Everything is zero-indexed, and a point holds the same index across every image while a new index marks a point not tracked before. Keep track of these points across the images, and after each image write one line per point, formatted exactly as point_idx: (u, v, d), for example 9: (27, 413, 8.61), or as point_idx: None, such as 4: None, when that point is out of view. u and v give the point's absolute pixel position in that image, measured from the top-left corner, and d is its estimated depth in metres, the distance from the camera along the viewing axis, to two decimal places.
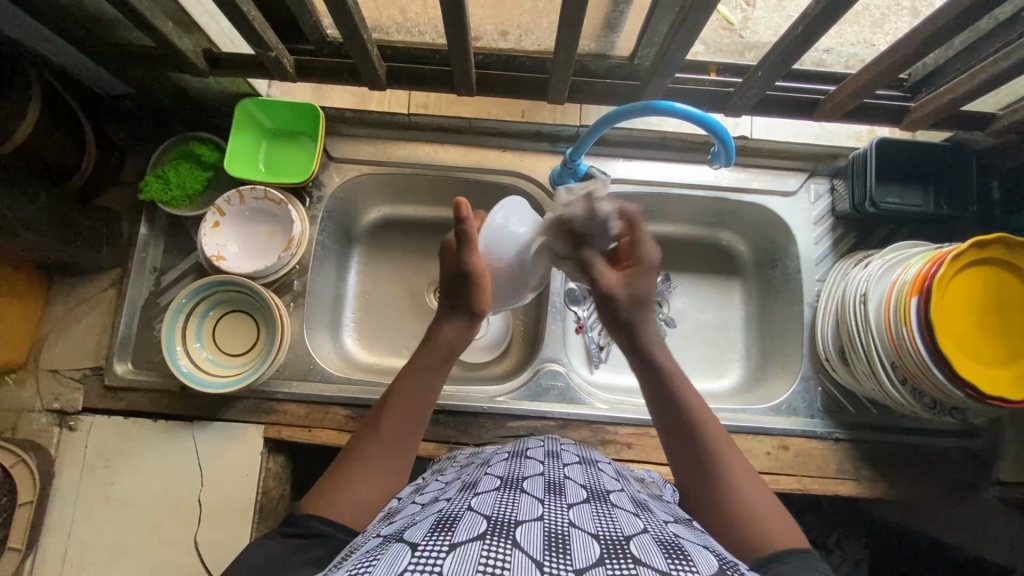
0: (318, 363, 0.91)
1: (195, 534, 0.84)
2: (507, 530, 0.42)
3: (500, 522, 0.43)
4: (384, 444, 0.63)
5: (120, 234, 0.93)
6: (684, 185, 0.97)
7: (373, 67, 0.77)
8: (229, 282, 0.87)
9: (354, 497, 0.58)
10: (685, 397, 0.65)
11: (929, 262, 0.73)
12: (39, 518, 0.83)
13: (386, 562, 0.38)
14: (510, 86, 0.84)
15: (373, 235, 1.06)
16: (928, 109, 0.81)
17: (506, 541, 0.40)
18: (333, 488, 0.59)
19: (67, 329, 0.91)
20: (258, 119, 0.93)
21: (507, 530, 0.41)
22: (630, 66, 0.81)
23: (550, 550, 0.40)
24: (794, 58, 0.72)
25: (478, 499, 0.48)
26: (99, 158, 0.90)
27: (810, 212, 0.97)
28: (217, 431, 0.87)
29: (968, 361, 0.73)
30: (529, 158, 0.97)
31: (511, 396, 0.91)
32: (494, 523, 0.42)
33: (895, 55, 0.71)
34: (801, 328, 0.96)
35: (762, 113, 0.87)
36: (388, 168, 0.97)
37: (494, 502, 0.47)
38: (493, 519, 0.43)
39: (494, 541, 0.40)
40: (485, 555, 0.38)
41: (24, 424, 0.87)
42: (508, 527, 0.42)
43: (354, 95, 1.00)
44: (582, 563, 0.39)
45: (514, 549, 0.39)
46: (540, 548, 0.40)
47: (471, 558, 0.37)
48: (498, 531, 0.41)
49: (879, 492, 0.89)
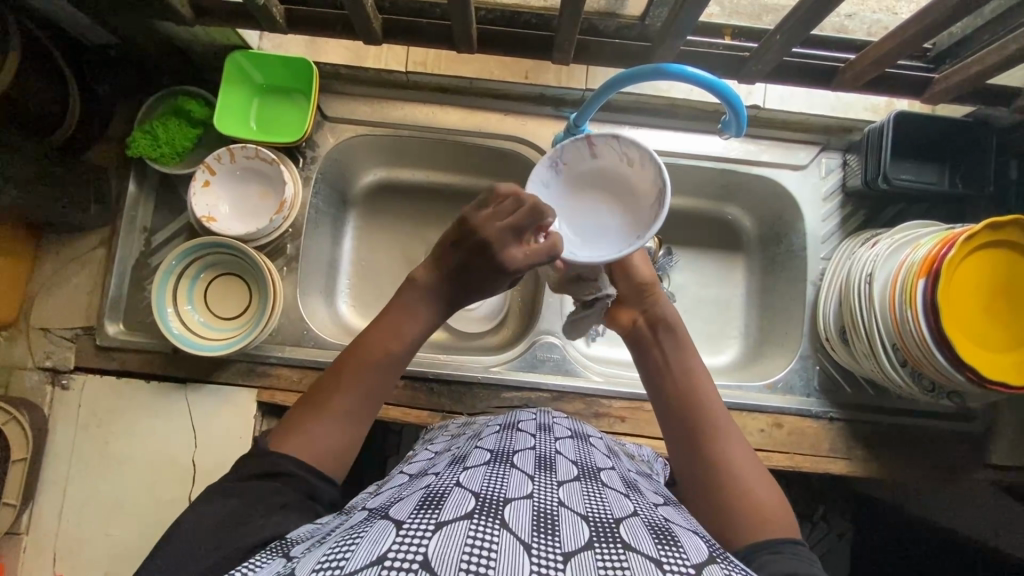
0: (312, 328, 0.90)
1: (189, 493, 0.84)
2: (495, 509, 0.41)
3: (489, 500, 0.42)
4: (348, 390, 0.59)
5: (109, 191, 0.91)
6: (691, 156, 0.94)
7: (368, 19, 0.72)
8: (219, 244, 0.85)
9: (321, 442, 0.57)
10: (690, 373, 0.67)
11: (940, 244, 0.71)
12: (33, 476, 0.83)
13: (370, 539, 0.37)
14: (513, 44, 0.79)
15: (368, 200, 1.03)
16: (952, 81, 0.77)
17: (494, 520, 0.39)
18: (297, 419, 0.58)
19: (56, 287, 0.90)
20: (249, 74, 0.89)
21: (496, 509, 0.41)
22: (640, 26, 0.77)
23: (539, 531, 0.39)
24: (816, 22, 0.68)
25: (467, 474, 0.47)
26: (85, 111, 0.86)
27: (820, 187, 0.94)
28: (210, 393, 0.87)
29: (975, 348, 0.71)
30: (532, 123, 0.93)
31: (506, 367, 0.90)
32: (482, 500, 0.42)
33: (924, 21, 0.66)
34: (804, 308, 0.94)
35: (777, 81, 0.83)
36: (385, 129, 0.94)
37: (483, 478, 0.46)
38: (482, 497, 0.42)
39: (482, 521, 0.39)
40: (471, 535, 0.37)
41: (16, 381, 0.87)
42: (496, 506, 0.41)
43: (349, 51, 0.95)
44: (570, 546, 0.39)
45: (502, 530, 0.38)
46: (530, 529, 0.39)
47: (457, 539, 0.37)
48: (486, 510, 0.40)
49: (871, 472, 0.89)
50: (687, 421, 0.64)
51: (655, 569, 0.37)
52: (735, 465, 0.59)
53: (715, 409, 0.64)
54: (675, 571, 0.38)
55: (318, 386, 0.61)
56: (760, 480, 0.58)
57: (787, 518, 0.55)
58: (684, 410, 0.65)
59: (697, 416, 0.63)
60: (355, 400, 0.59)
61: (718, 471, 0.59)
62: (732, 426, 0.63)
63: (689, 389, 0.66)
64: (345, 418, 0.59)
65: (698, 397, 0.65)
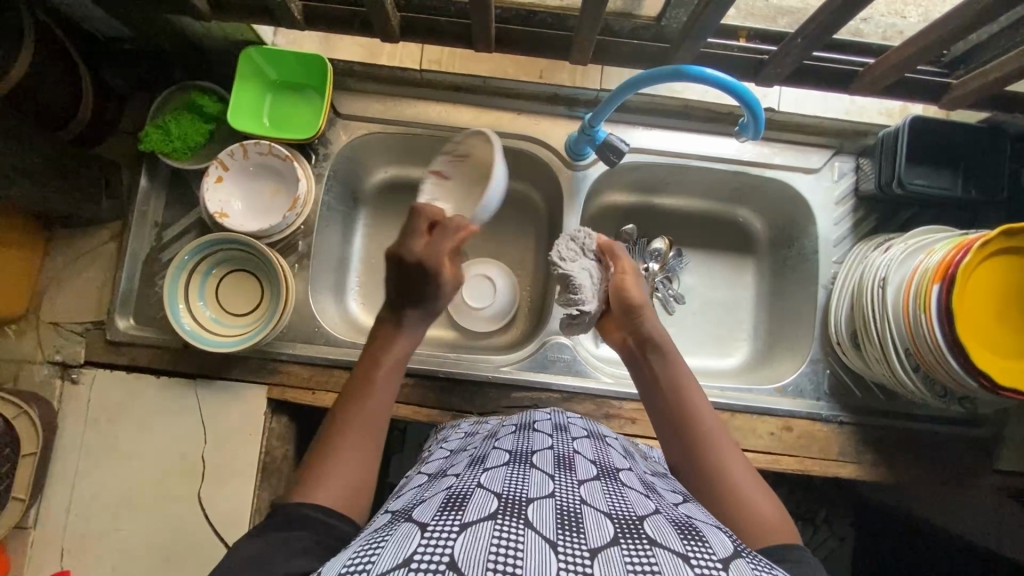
0: (322, 326, 0.90)
1: (199, 490, 0.84)
2: (518, 509, 0.41)
3: (511, 500, 0.42)
4: (354, 429, 0.63)
5: (121, 185, 0.90)
6: (704, 158, 0.94)
7: (386, 16, 0.72)
8: (231, 241, 0.84)
9: (344, 482, 0.59)
10: (684, 381, 0.70)
11: (955, 249, 0.71)
12: (43, 470, 0.83)
13: (395, 543, 0.37)
14: (530, 44, 0.79)
15: (379, 197, 1.03)
16: (971, 86, 0.76)
17: (518, 520, 0.39)
18: (320, 466, 0.60)
19: (67, 281, 0.90)
20: (263, 69, 0.88)
21: (519, 509, 0.41)
22: (657, 27, 0.76)
23: (564, 529, 0.39)
24: (838, 25, 0.68)
25: (488, 475, 0.47)
26: (98, 105, 0.86)
27: (832, 191, 0.94)
28: (221, 389, 0.86)
29: (988, 352, 0.71)
30: (545, 123, 0.93)
31: (516, 367, 0.90)
32: (505, 501, 0.42)
33: (948, 26, 0.66)
34: (814, 311, 0.94)
35: (794, 84, 0.83)
36: (398, 127, 0.94)
37: (504, 479, 0.46)
38: (504, 498, 0.42)
39: (506, 520, 0.39)
40: (497, 535, 0.37)
41: (26, 374, 0.87)
42: (519, 506, 0.41)
43: (364, 48, 0.95)
44: (597, 542, 0.39)
45: (527, 529, 0.38)
46: (555, 527, 0.39)
47: (482, 538, 0.37)
48: (509, 511, 0.40)
49: (880, 476, 0.89)
50: (681, 428, 0.66)
51: (684, 564, 0.37)
52: (730, 470, 0.60)
53: (703, 415, 0.66)
54: (703, 565, 0.38)
55: (330, 432, 0.63)
56: (757, 487, 0.59)
57: (787, 525, 0.56)
58: (679, 418, 0.67)
59: (691, 422, 0.66)
60: (364, 433, 0.64)
61: (711, 475, 0.61)
62: (728, 434, 0.65)
63: (683, 397, 0.69)
64: (366, 456, 0.62)
65: (686, 407, 0.67)
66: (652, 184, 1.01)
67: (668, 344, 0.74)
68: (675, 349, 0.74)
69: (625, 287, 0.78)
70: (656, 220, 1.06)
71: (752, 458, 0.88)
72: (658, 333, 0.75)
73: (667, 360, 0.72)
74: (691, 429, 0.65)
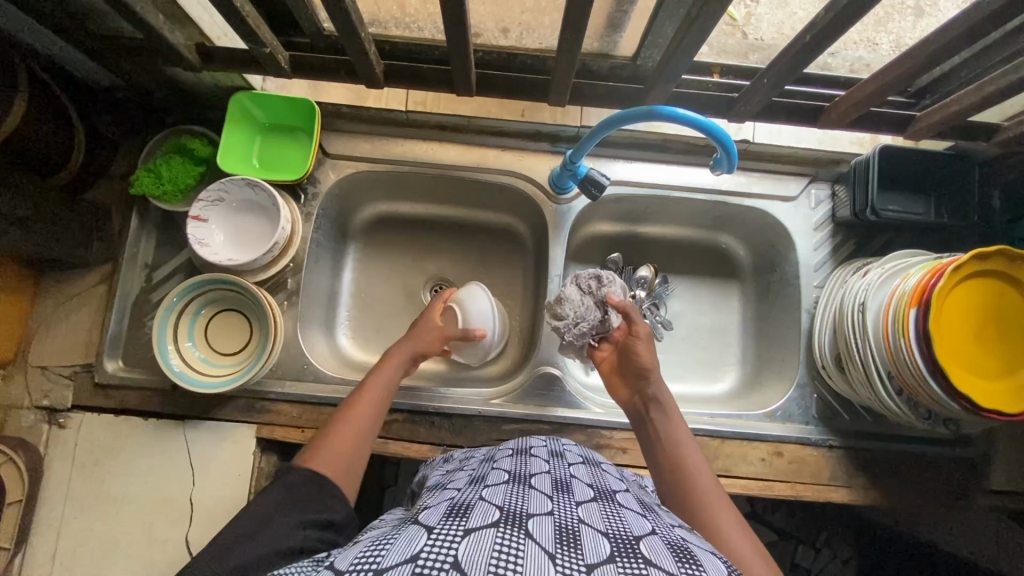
0: (311, 363, 0.90)
1: (186, 533, 0.83)
2: (519, 521, 0.43)
3: (512, 514, 0.43)
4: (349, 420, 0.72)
5: (111, 229, 0.92)
6: (684, 189, 0.96)
7: (371, 64, 0.74)
8: (218, 281, 0.85)
9: (337, 454, 0.68)
10: (677, 433, 0.72)
11: (929, 273, 0.73)
12: (29, 516, 0.82)
13: (403, 540, 0.39)
14: (509, 86, 0.82)
15: (368, 233, 1.05)
16: (933, 119, 0.80)
17: (520, 531, 0.41)
18: (327, 435, 0.70)
19: (56, 325, 0.90)
20: (253, 114, 0.91)
21: (520, 521, 0.42)
22: (633, 66, 0.79)
23: (562, 543, 0.40)
24: (802, 65, 0.71)
25: (490, 491, 0.49)
26: (90, 152, 0.88)
27: (810, 218, 0.96)
28: (209, 429, 0.86)
29: (968, 376, 0.73)
30: (528, 157, 0.96)
31: (505, 399, 0.90)
32: (507, 513, 0.43)
33: (905, 65, 0.69)
34: (799, 336, 0.95)
35: (766, 119, 0.86)
36: (386, 166, 0.96)
37: (505, 495, 0.48)
38: (506, 511, 0.44)
39: (508, 530, 0.41)
40: (499, 541, 0.39)
41: (12, 420, 0.86)
42: (521, 519, 0.43)
43: (352, 92, 0.99)
44: (593, 557, 0.39)
45: (528, 540, 0.40)
46: (551, 540, 0.41)
47: (485, 544, 0.38)
48: (511, 521, 0.42)
49: (873, 500, 0.89)
50: (677, 478, 0.67)
51: None
52: (722, 518, 0.60)
53: (695, 466, 0.68)
54: None
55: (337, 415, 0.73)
56: (748, 535, 0.59)
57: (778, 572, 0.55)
58: (674, 469, 0.68)
59: (685, 473, 0.67)
60: (363, 428, 0.73)
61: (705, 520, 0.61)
62: (719, 485, 0.65)
63: (678, 448, 0.70)
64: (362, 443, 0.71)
65: (679, 457, 0.69)
66: (636, 215, 1.03)
67: (666, 400, 0.76)
68: (673, 405, 0.76)
69: (637, 343, 0.80)
70: (641, 248, 1.07)
71: (745, 485, 0.88)
72: (660, 391, 0.77)
73: (664, 413, 0.75)
74: (686, 479, 0.66)
